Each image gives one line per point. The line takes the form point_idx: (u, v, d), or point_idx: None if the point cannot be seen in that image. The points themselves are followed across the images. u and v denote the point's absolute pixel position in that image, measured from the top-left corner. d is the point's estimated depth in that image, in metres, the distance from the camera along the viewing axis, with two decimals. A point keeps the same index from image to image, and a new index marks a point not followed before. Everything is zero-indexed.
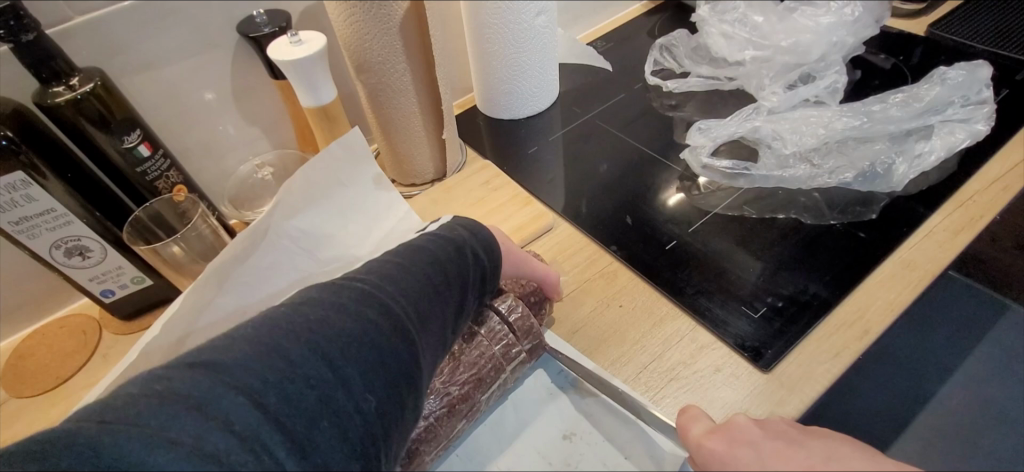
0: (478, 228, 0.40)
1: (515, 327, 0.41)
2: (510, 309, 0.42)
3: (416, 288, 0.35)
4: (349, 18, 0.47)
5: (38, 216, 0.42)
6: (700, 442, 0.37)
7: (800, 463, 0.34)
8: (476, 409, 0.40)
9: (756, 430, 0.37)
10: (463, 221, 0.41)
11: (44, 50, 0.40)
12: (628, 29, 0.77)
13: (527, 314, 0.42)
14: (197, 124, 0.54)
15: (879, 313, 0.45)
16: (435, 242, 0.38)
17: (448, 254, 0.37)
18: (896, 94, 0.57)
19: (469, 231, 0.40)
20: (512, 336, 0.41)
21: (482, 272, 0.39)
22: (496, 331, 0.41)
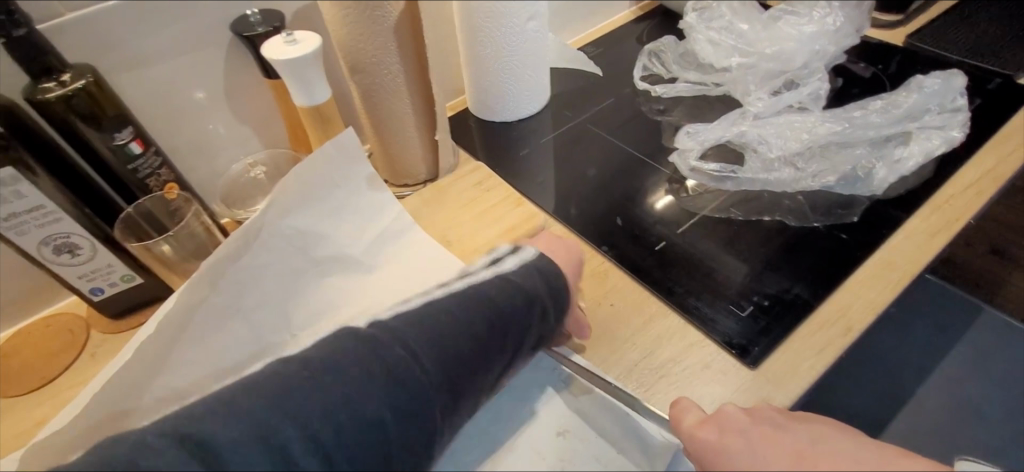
0: (558, 278, 0.43)
1: None
2: None
3: (468, 342, 0.37)
4: (344, 19, 0.48)
5: (26, 213, 0.42)
6: (692, 431, 0.38)
7: (789, 446, 0.35)
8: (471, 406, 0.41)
9: (745, 418, 0.38)
10: (543, 265, 0.43)
11: (34, 46, 0.39)
12: (617, 35, 0.78)
13: None
14: (188, 122, 0.53)
15: (861, 312, 0.46)
16: (501, 285, 0.40)
17: (515, 303, 0.39)
18: (875, 101, 0.59)
19: (544, 276, 0.42)
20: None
21: (544, 326, 0.41)
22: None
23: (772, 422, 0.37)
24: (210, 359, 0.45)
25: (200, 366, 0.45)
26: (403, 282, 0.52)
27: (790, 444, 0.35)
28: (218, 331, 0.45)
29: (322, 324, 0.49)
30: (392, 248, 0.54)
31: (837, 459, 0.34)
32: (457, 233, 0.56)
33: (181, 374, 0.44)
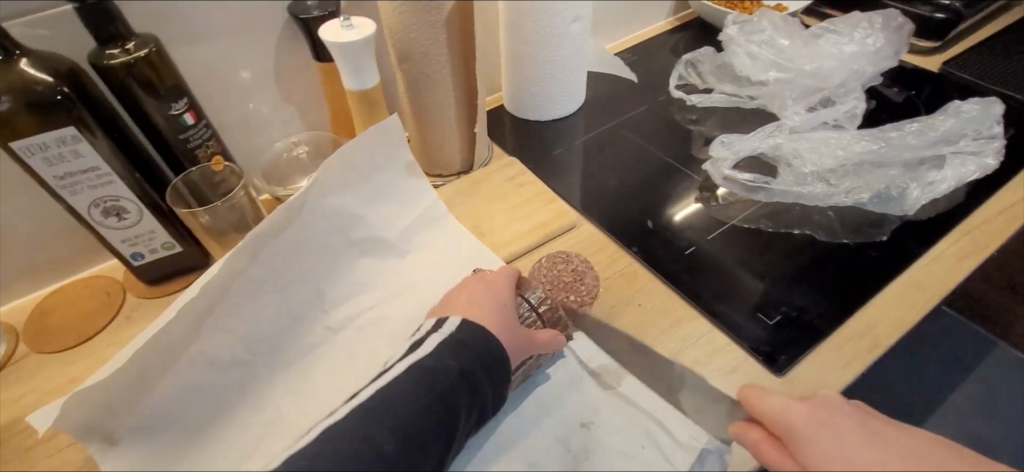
0: (487, 344, 0.39)
1: (543, 317, 0.45)
2: (540, 299, 0.45)
3: (422, 425, 0.36)
4: (399, 8, 0.49)
5: (81, 173, 0.43)
6: (781, 406, 0.38)
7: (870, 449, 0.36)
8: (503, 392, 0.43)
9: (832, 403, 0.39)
10: (469, 335, 0.39)
11: (105, 13, 0.41)
12: (653, 44, 0.79)
13: (555, 307, 0.46)
14: (236, 98, 0.55)
15: (889, 330, 0.47)
16: (419, 380, 0.37)
17: (441, 388, 0.37)
18: (912, 123, 0.59)
19: (468, 349, 0.38)
20: (537, 321, 0.45)
21: (484, 400, 0.39)
22: (524, 317, 0.44)
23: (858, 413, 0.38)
24: (246, 329, 0.46)
25: (236, 338, 0.45)
26: (437, 268, 0.53)
27: (879, 436, 0.37)
28: (255, 301, 0.46)
29: (355, 303, 0.50)
30: (427, 235, 0.54)
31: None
32: (490, 224, 0.57)
33: (217, 341, 0.44)
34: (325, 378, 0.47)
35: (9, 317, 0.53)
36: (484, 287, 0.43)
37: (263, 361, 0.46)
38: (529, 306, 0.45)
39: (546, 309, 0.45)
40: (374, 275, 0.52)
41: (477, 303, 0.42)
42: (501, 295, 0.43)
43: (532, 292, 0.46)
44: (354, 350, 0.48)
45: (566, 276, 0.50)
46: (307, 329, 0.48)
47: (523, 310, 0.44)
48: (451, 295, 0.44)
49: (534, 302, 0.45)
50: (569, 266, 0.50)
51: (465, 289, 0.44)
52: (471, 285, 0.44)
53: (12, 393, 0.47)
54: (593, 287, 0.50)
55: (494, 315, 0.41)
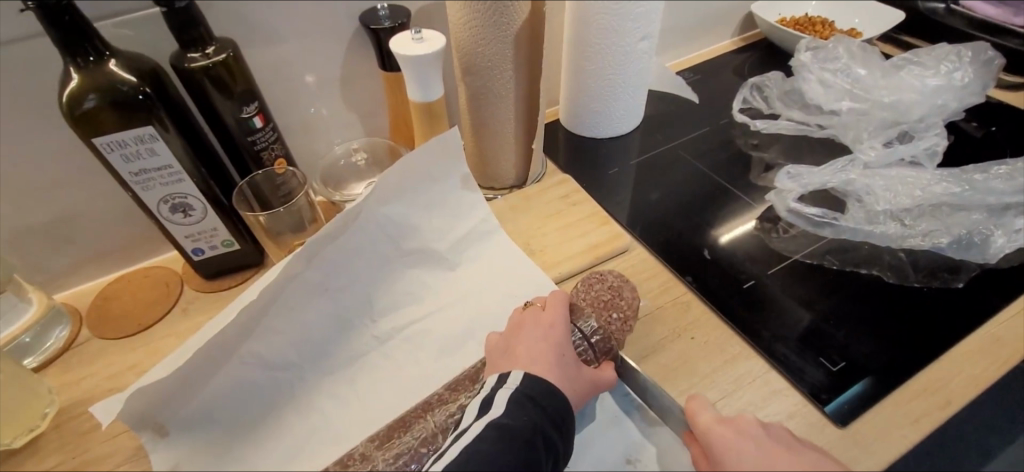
0: (552, 399, 0.39)
1: (595, 347, 0.43)
2: (592, 330, 0.44)
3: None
4: (469, 22, 0.49)
5: (155, 171, 0.45)
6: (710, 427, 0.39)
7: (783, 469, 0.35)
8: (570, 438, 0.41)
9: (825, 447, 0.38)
10: (535, 388, 0.39)
11: (191, 18, 0.42)
12: (717, 64, 0.77)
13: (608, 336, 0.44)
14: (303, 102, 0.56)
15: (964, 387, 0.44)
16: (499, 438, 0.37)
17: (521, 446, 0.37)
18: (998, 166, 0.55)
19: (536, 405, 0.38)
20: (590, 352, 0.43)
21: (557, 455, 0.38)
22: (577, 345, 0.43)
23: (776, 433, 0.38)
24: (296, 332, 0.46)
25: (288, 346, 0.46)
26: (486, 285, 0.52)
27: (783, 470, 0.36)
28: (308, 304, 0.47)
29: (402, 314, 0.50)
30: (480, 248, 0.54)
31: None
32: (541, 242, 0.56)
33: (268, 342, 0.45)
34: (369, 389, 0.47)
35: (74, 299, 0.55)
36: (541, 325, 0.43)
37: (310, 367, 0.47)
38: (582, 335, 0.43)
39: (599, 340, 0.43)
40: (424, 286, 0.52)
41: (528, 348, 0.41)
42: (557, 336, 0.42)
43: (584, 321, 0.44)
44: (401, 364, 0.48)
45: (605, 294, 0.46)
46: (355, 335, 0.48)
47: (575, 339, 0.43)
48: (508, 335, 0.43)
49: (587, 331, 0.44)
50: (605, 285, 0.47)
51: (520, 331, 0.43)
52: (525, 326, 0.43)
53: (72, 375, 0.48)
54: (633, 300, 0.46)
55: (552, 364, 0.41)
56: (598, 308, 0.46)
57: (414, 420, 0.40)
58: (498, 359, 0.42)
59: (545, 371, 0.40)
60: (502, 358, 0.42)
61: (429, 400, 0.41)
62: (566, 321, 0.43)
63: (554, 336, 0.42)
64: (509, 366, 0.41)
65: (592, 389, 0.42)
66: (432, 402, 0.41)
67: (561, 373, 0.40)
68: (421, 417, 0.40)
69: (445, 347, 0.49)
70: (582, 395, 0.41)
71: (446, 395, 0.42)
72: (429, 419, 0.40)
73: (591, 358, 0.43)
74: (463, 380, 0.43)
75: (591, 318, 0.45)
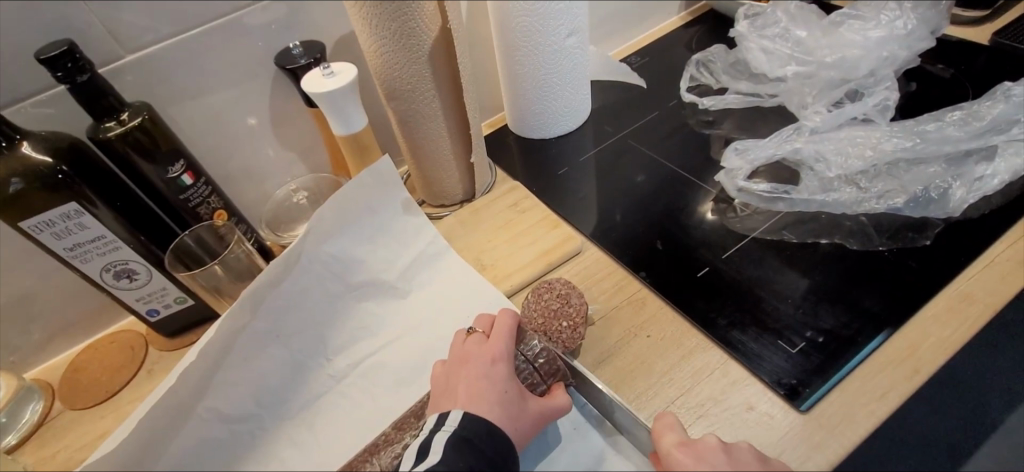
0: (490, 439, 0.39)
1: (540, 369, 0.43)
2: (537, 353, 0.44)
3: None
4: (377, 48, 0.48)
5: (90, 243, 0.45)
6: (670, 449, 0.38)
7: None
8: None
9: (755, 466, 0.36)
10: (470, 428, 0.39)
11: (97, 90, 0.42)
12: (665, 42, 0.75)
13: (554, 357, 0.44)
14: (239, 150, 0.56)
15: (933, 352, 0.42)
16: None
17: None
18: (953, 112, 0.54)
19: (472, 446, 0.38)
20: (535, 376, 0.43)
21: None
22: (522, 370, 0.44)
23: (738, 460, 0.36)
24: (252, 383, 0.46)
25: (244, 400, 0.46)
26: (440, 308, 0.52)
27: None
28: (261, 354, 0.47)
29: (357, 349, 0.50)
30: (431, 271, 0.53)
31: None
32: (493, 257, 0.55)
33: (223, 398, 0.45)
34: (330, 429, 0.47)
35: (48, 374, 0.56)
36: (483, 359, 0.43)
37: (269, 415, 0.47)
38: (525, 359, 0.44)
39: (544, 362, 0.43)
40: (378, 319, 0.51)
41: (468, 387, 0.41)
42: (497, 372, 0.42)
43: (528, 344, 0.44)
44: (360, 402, 0.48)
45: (553, 303, 0.46)
46: (311, 378, 0.48)
47: (519, 364, 0.44)
48: (451, 371, 0.43)
49: (531, 355, 0.44)
50: (552, 293, 0.47)
51: (465, 363, 0.43)
52: (469, 359, 0.43)
53: (48, 448, 0.50)
54: (582, 304, 0.46)
55: (491, 402, 0.41)
56: (547, 319, 0.46)
57: (360, 464, 0.42)
58: (439, 398, 0.42)
59: (483, 411, 0.40)
60: (443, 395, 0.42)
61: (376, 442, 0.43)
62: (507, 351, 0.43)
63: (495, 366, 0.42)
64: (450, 405, 0.41)
65: (539, 421, 0.41)
66: (379, 444, 0.42)
67: (501, 411, 0.40)
68: (366, 462, 0.42)
69: (404, 379, 0.49)
70: (527, 431, 0.41)
71: (392, 435, 0.43)
72: (374, 463, 0.42)
73: (536, 382, 0.43)
74: (408, 418, 0.44)
75: (537, 339, 0.44)
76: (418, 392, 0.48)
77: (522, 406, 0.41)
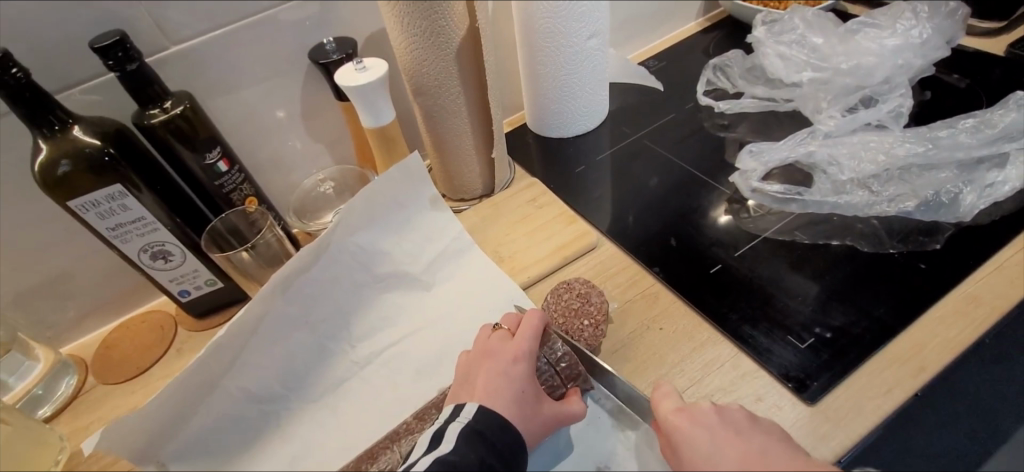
0: (501, 433, 0.41)
1: (560, 372, 0.44)
2: (558, 356, 0.45)
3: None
4: (408, 45, 0.50)
5: (131, 224, 0.48)
6: (667, 414, 0.40)
7: (742, 455, 0.37)
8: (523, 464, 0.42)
9: (748, 422, 0.39)
10: (484, 421, 0.41)
11: (144, 79, 0.45)
12: (683, 47, 0.77)
13: (575, 361, 0.44)
14: (271, 140, 0.58)
15: (939, 351, 0.43)
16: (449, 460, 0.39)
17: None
18: (966, 119, 0.55)
19: (483, 440, 0.40)
20: (556, 379, 0.45)
21: None
22: (543, 372, 0.45)
23: (730, 419, 0.39)
24: (279, 363, 0.48)
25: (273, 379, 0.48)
26: (461, 299, 0.54)
27: (735, 453, 0.37)
28: (288, 335, 0.49)
29: (378, 338, 0.52)
30: (453, 264, 0.55)
31: None
32: (510, 249, 0.57)
33: (250, 375, 0.47)
34: (353, 410, 0.49)
35: (81, 350, 0.58)
36: (505, 356, 0.44)
37: (295, 395, 0.49)
38: (547, 361, 0.45)
39: (565, 366, 0.44)
40: (400, 308, 0.53)
41: (486, 382, 0.43)
42: (517, 371, 0.44)
43: (550, 346, 0.45)
44: (382, 386, 0.50)
45: (573, 303, 0.48)
46: (335, 361, 0.50)
47: (540, 365, 0.45)
48: (473, 363, 0.45)
49: (552, 358, 0.45)
50: (572, 293, 0.48)
51: (488, 358, 0.45)
52: (491, 354, 0.45)
53: (81, 420, 0.52)
54: (603, 303, 0.48)
55: (507, 399, 0.42)
56: (572, 320, 0.47)
57: (380, 450, 0.44)
58: (459, 388, 0.44)
59: (497, 406, 0.42)
60: (462, 386, 0.44)
61: (398, 429, 0.45)
62: (531, 351, 0.44)
63: (517, 365, 0.44)
64: (467, 397, 0.43)
65: (551, 424, 0.43)
66: (400, 431, 0.45)
67: (515, 408, 0.42)
68: (388, 446, 0.44)
69: (424, 364, 0.50)
70: (539, 429, 0.42)
71: (413, 423, 0.45)
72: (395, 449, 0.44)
73: (555, 385, 0.45)
74: (428, 408, 0.46)
75: (559, 344, 0.45)
76: (437, 377, 0.50)
77: (536, 406, 0.43)
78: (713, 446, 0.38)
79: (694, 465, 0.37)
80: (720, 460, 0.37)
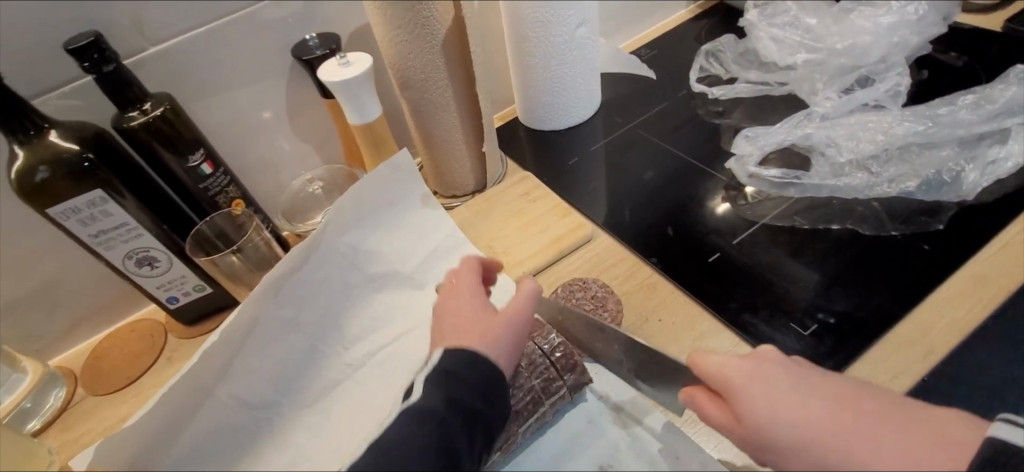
0: (473, 367, 0.38)
1: (556, 362, 0.43)
2: (553, 345, 0.43)
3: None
4: (392, 38, 0.49)
5: (114, 230, 0.47)
6: (723, 365, 0.35)
7: (830, 391, 0.34)
8: (511, 441, 0.41)
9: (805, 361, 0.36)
10: (448, 362, 0.38)
11: (122, 80, 0.44)
12: (675, 34, 0.76)
13: (571, 352, 0.43)
14: (257, 141, 0.57)
15: (946, 333, 0.42)
16: None
17: (433, 432, 0.36)
18: (965, 96, 0.54)
19: (455, 378, 0.38)
20: (551, 370, 0.42)
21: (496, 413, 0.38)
22: (537, 363, 0.43)
23: (803, 368, 0.35)
24: (269, 368, 0.47)
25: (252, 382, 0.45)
26: None
27: (818, 391, 0.34)
28: (279, 339, 0.47)
29: (370, 340, 0.50)
30: (445, 261, 0.54)
31: (865, 422, 0.32)
32: (504, 244, 0.56)
33: (242, 381, 0.45)
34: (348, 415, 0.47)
35: (70, 361, 0.57)
36: (453, 299, 0.43)
37: (287, 401, 0.47)
38: (541, 351, 0.43)
39: (561, 356, 0.43)
40: (392, 309, 0.51)
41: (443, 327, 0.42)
42: (467, 304, 0.42)
43: (544, 336, 0.44)
44: (376, 388, 0.48)
45: (588, 304, 0.48)
46: (327, 366, 0.49)
47: (534, 356, 0.43)
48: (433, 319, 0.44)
49: (547, 348, 0.43)
50: (588, 294, 0.49)
51: (451, 295, 0.43)
52: (443, 302, 0.44)
53: (71, 432, 0.51)
54: (618, 312, 0.47)
55: (466, 330, 0.41)
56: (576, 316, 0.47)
57: None
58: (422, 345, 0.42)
59: (458, 340, 0.40)
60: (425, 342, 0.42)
61: None
62: (475, 284, 0.44)
63: (477, 298, 0.43)
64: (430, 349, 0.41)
65: (516, 323, 0.42)
66: None
67: (477, 333, 0.40)
68: None
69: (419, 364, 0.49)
70: (506, 339, 0.41)
71: None
72: None
73: (552, 377, 0.42)
74: None
75: (554, 334, 0.44)
76: None
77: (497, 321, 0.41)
78: (798, 390, 0.34)
79: (786, 419, 0.33)
80: (812, 404, 0.33)
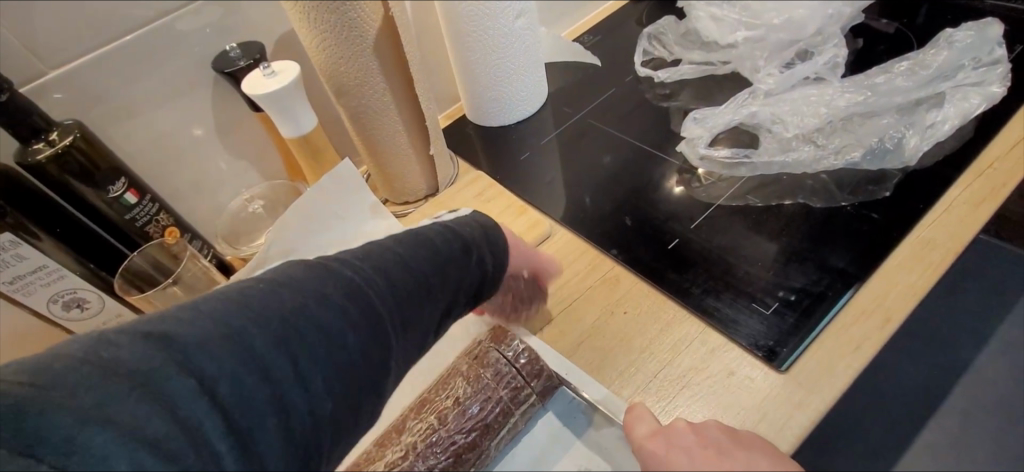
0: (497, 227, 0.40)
1: (523, 371, 0.41)
2: (517, 353, 0.42)
3: (403, 287, 0.32)
4: (320, 43, 0.47)
5: (30, 275, 0.42)
6: (643, 440, 0.37)
7: None
8: (486, 456, 0.40)
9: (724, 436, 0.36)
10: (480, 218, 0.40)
11: (20, 109, 0.40)
12: (616, 19, 0.75)
13: (536, 358, 0.41)
14: (189, 163, 0.54)
15: (901, 299, 0.43)
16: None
17: (454, 249, 0.36)
18: (901, 63, 0.56)
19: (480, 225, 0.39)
20: (518, 379, 0.41)
21: (483, 272, 0.37)
22: (504, 374, 0.41)
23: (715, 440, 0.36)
24: None
25: None
26: None
27: None
28: None
29: None
30: None
31: None
32: None
33: None
34: None
35: None
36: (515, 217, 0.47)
37: None
38: (506, 361, 0.41)
39: (526, 363, 0.41)
40: None
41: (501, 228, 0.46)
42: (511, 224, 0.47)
43: (509, 345, 0.42)
44: None
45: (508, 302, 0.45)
46: None
47: (501, 366, 0.41)
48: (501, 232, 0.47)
49: (512, 355, 0.42)
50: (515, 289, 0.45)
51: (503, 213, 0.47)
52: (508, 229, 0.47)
53: None
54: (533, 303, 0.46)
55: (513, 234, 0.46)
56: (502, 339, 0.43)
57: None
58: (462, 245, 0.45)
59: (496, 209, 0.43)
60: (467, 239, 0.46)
61: (358, 460, 0.40)
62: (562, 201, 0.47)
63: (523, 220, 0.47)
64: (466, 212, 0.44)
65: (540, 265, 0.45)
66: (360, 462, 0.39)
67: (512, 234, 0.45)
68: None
69: None
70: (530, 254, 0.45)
71: (373, 452, 0.40)
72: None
73: (520, 385, 0.41)
74: (390, 432, 0.40)
75: (517, 343, 0.42)
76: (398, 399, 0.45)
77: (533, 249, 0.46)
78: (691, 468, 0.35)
79: None
80: None
